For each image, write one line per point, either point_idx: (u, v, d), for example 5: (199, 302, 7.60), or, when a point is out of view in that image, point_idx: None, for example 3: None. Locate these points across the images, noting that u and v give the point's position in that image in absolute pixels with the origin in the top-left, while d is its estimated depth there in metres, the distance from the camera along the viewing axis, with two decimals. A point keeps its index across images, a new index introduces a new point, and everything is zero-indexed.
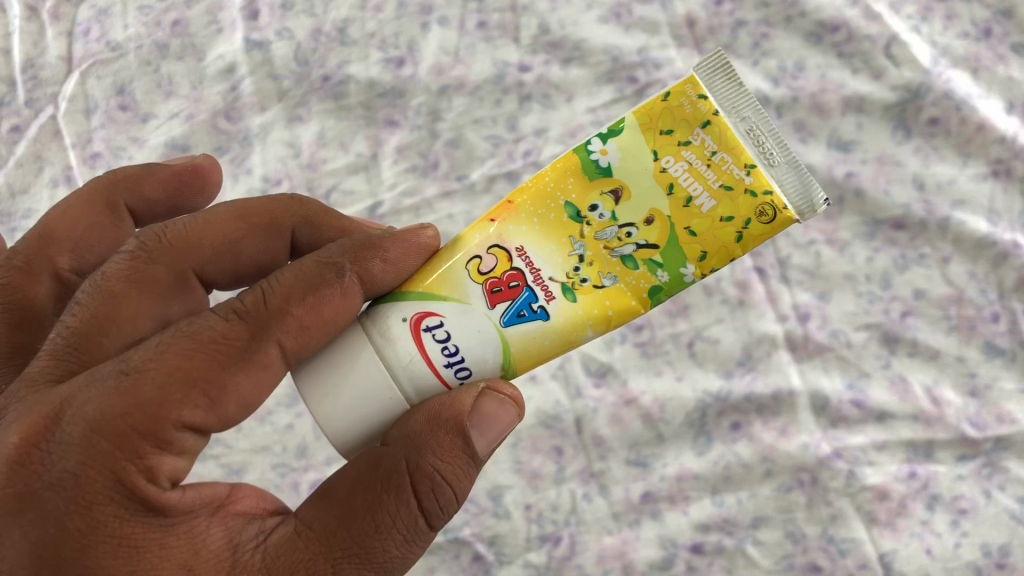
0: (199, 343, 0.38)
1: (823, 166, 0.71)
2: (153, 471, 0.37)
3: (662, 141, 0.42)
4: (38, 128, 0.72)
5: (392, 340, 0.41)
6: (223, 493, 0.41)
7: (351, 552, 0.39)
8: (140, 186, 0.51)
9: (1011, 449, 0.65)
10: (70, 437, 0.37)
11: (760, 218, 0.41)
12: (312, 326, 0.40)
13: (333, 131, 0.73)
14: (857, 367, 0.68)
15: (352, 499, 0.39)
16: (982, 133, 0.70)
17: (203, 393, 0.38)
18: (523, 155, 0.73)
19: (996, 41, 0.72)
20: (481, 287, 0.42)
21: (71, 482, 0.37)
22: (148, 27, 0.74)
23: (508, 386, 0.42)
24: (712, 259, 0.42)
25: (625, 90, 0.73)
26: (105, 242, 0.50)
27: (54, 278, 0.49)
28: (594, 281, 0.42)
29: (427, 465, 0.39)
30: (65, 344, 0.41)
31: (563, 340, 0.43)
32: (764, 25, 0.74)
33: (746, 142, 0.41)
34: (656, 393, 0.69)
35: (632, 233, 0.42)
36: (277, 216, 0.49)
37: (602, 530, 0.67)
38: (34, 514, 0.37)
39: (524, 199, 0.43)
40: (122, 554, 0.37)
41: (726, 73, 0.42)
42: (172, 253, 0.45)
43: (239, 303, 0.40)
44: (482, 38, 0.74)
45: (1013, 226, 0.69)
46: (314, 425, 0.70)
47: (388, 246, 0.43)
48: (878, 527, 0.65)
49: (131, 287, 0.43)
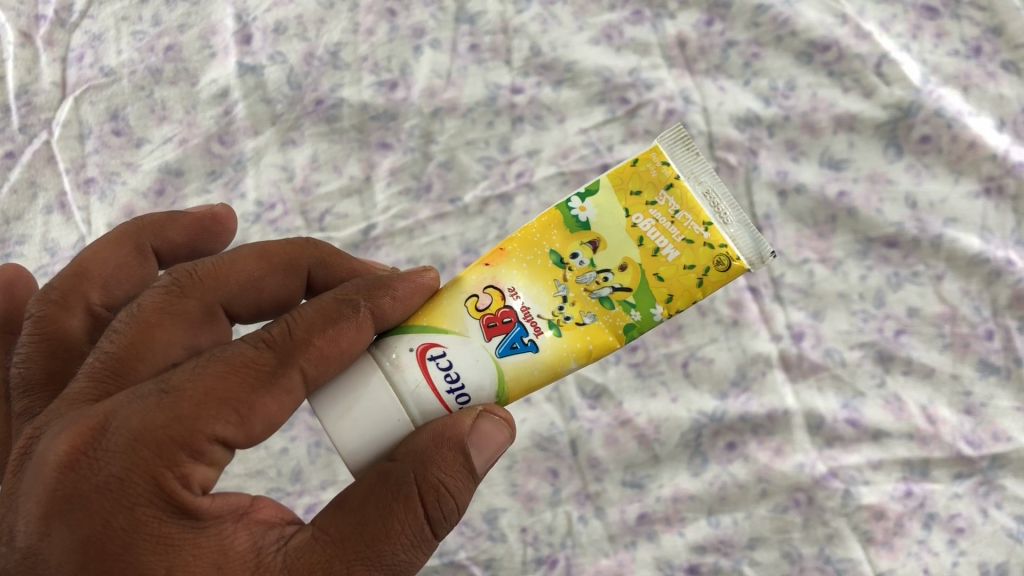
0: (231, 366, 0.38)
1: (815, 185, 0.72)
2: (187, 478, 0.37)
3: (632, 200, 0.43)
4: (32, 154, 0.72)
5: (400, 367, 0.41)
6: (246, 501, 0.40)
7: (364, 555, 0.38)
8: (164, 230, 0.51)
9: (1007, 466, 0.65)
10: (113, 446, 0.37)
11: (717, 267, 0.42)
12: (331, 355, 0.40)
13: (326, 154, 0.73)
14: (852, 386, 0.68)
15: (364, 508, 0.39)
16: (973, 150, 0.70)
17: (234, 410, 0.38)
18: (516, 177, 0.73)
19: (987, 59, 0.71)
20: (478, 322, 0.42)
21: (116, 485, 0.36)
22: (141, 53, 0.74)
23: (500, 408, 0.42)
24: (678, 301, 0.43)
25: (617, 111, 0.74)
26: (132, 280, 0.49)
27: (87, 312, 0.47)
28: (576, 318, 0.43)
29: (433, 478, 0.39)
30: (104, 364, 0.41)
31: (550, 371, 0.43)
32: (754, 45, 0.74)
33: (704, 203, 0.43)
34: (651, 414, 0.69)
35: (608, 277, 0.43)
36: (295, 256, 0.49)
37: (598, 552, 0.67)
38: (81, 513, 0.36)
39: (514, 246, 0.44)
40: (159, 551, 0.37)
41: (685, 144, 0.44)
42: (202, 287, 0.45)
43: (267, 333, 0.41)
44: (474, 60, 0.75)
45: (1006, 243, 0.69)
46: (308, 448, 0.70)
47: (396, 284, 0.43)
48: (875, 547, 0.65)
49: (165, 317, 0.43)
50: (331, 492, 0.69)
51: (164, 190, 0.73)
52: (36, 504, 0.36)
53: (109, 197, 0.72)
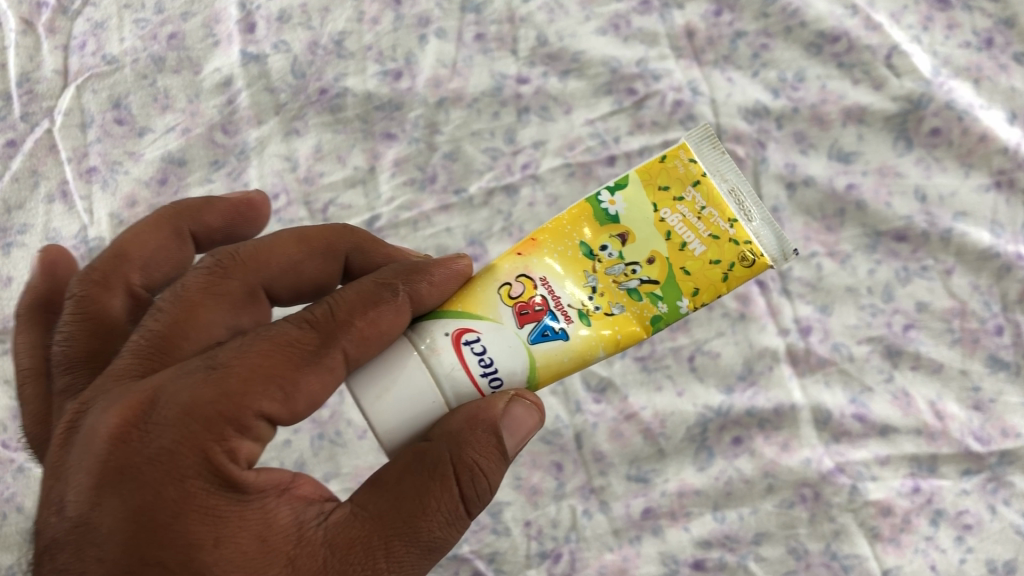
0: (275, 345, 0.38)
1: (824, 178, 0.71)
2: (234, 453, 0.37)
3: (660, 195, 0.43)
4: (33, 143, 0.72)
5: (435, 351, 0.40)
6: (287, 477, 0.40)
7: (401, 531, 0.38)
8: (202, 214, 0.50)
9: (1016, 463, 0.65)
10: (164, 420, 0.36)
11: (742, 262, 0.42)
12: (371, 338, 0.39)
13: (330, 144, 0.73)
14: (860, 381, 0.68)
15: (401, 485, 0.38)
16: (984, 143, 0.69)
17: (279, 387, 0.37)
18: (522, 168, 0.73)
19: (998, 51, 0.71)
20: (511, 309, 0.42)
21: (165, 457, 0.36)
22: (144, 41, 0.74)
23: (530, 393, 0.41)
24: (705, 295, 0.42)
25: (624, 102, 0.73)
26: (172, 264, 0.49)
27: (128, 292, 0.47)
28: (605, 309, 0.43)
29: (468, 458, 0.39)
30: (149, 342, 0.40)
31: (578, 360, 0.43)
32: (763, 36, 0.73)
33: (730, 200, 0.43)
34: (657, 408, 0.69)
35: (636, 270, 0.42)
36: (333, 241, 0.48)
37: (603, 547, 0.66)
38: (132, 483, 0.36)
39: (545, 236, 0.44)
40: (207, 521, 0.36)
41: (713, 142, 0.44)
42: (245, 268, 0.45)
43: (309, 314, 0.40)
44: (480, 50, 0.74)
45: (1016, 238, 0.68)
46: (312, 441, 0.69)
47: (433, 270, 0.42)
48: (882, 543, 0.64)
49: (209, 297, 0.42)
50: (335, 484, 0.68)
51: (166, 179, 0.72)
52: (87, 475, 0.36)
53: (110, 186, 0.72)
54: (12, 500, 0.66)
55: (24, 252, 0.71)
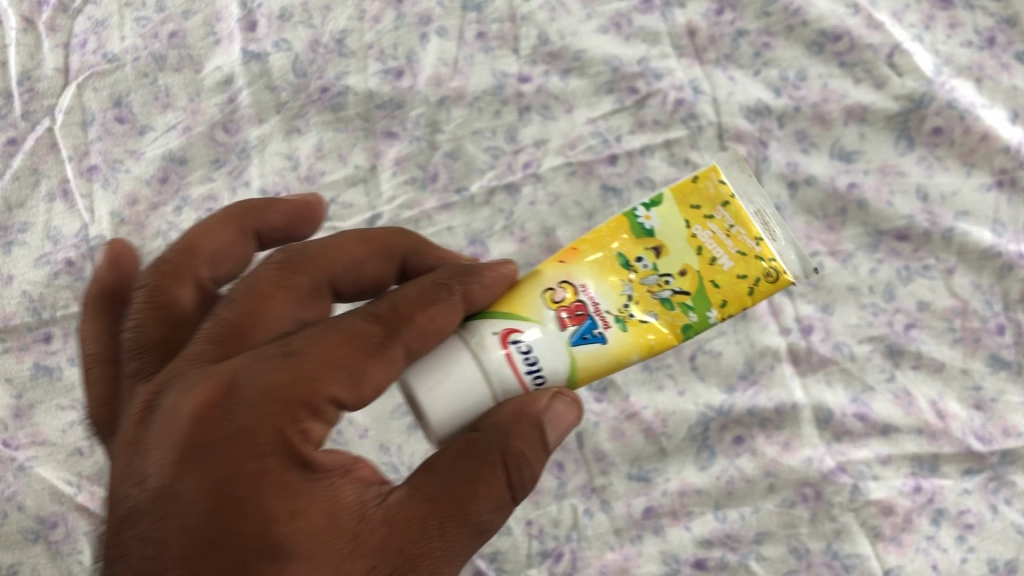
0: (345, 335, 0.38)
1: (826, 177, 0.71)
2: (308, 433, 0.37)
3: (691, 212, 0.45)
4: (34, 141, 0.72)
5: (484, 349, 0.41)
6: (349, 459, 0.40)
7: (453, 513, 0.38)
8: (266, 214, 0.48)
9: (1017, 462, 0.65)
10: (244, 399, 0.36)
11: (768, 277, 0.44)
12: (431, 333, 0.40)
13: (330, 143, 0.73)
14: (861, 380, 0.68)
15: (453, 469, 0.39)
16: (986, 142, 0.69)
17: (349, 373, 0.37)
18: (523, 167, 0.72)
19: (1000, 50, 0.71)
20: (554, 312, 0.43)
21: (244, 434, 0.36)
22: (145, 39, 0.74)
23: (570, 391, 0.42)
24: (732, 307, 0.44)
25: (625, 101, 0.73)
26: (235, 260, 0.47)
27: (196, 285, 0.45)
28: (639, 316, 0.44)
29: (515, 448, 0.39)
30: (222, 328, 0.40)
31: (614, 365, 0.43)
32: (765, 35, 0.73)
33: (756, 221, 0.45)
34: (658, 407, 0.69)
35: (670, 281, 0.44)
36: (392, 243, 0.47)
37: (604, 546, 0.66)
38: (211, 458, 0.35)
39: (585, 247, 0.46)
40: (283, 496, 0.36)
41: (741, 167, 0.46)
42: (313, 263, 0.44)
43: (374, 307, 0.40)
44: (481, 48, 0.74)
45: (1018, 237, 0.68)
46: None
47: (484, 272, 0.42)
48: (883, 542, 0.64)
49: (279, 290, 0.42)
50: None
51: (166, 177, 0.72)
52: (168, 449, 0.36)
53: (111, 184, 0.71)
54: (13, 499, 0.66)
55: (24, 251, 0.71)
